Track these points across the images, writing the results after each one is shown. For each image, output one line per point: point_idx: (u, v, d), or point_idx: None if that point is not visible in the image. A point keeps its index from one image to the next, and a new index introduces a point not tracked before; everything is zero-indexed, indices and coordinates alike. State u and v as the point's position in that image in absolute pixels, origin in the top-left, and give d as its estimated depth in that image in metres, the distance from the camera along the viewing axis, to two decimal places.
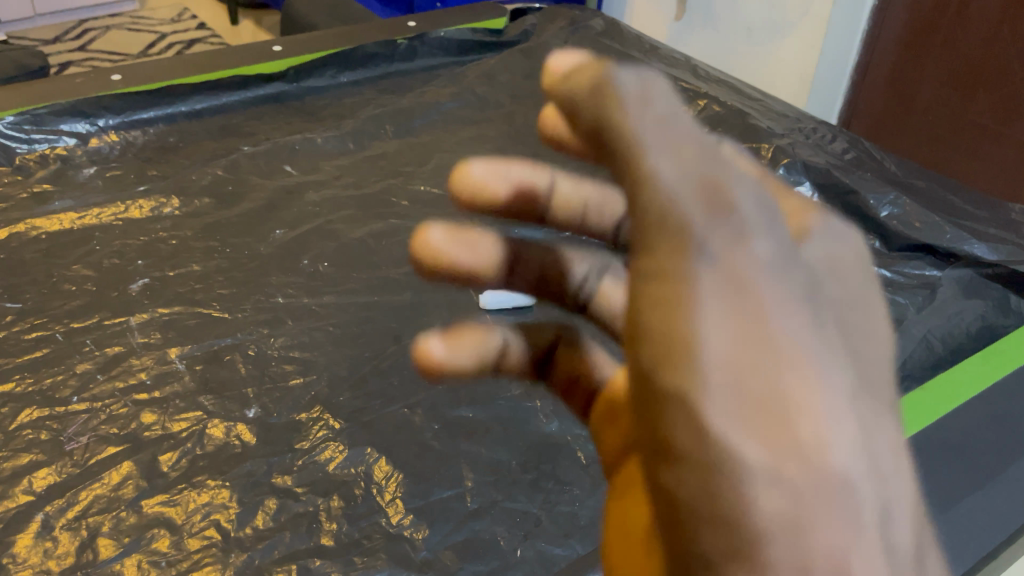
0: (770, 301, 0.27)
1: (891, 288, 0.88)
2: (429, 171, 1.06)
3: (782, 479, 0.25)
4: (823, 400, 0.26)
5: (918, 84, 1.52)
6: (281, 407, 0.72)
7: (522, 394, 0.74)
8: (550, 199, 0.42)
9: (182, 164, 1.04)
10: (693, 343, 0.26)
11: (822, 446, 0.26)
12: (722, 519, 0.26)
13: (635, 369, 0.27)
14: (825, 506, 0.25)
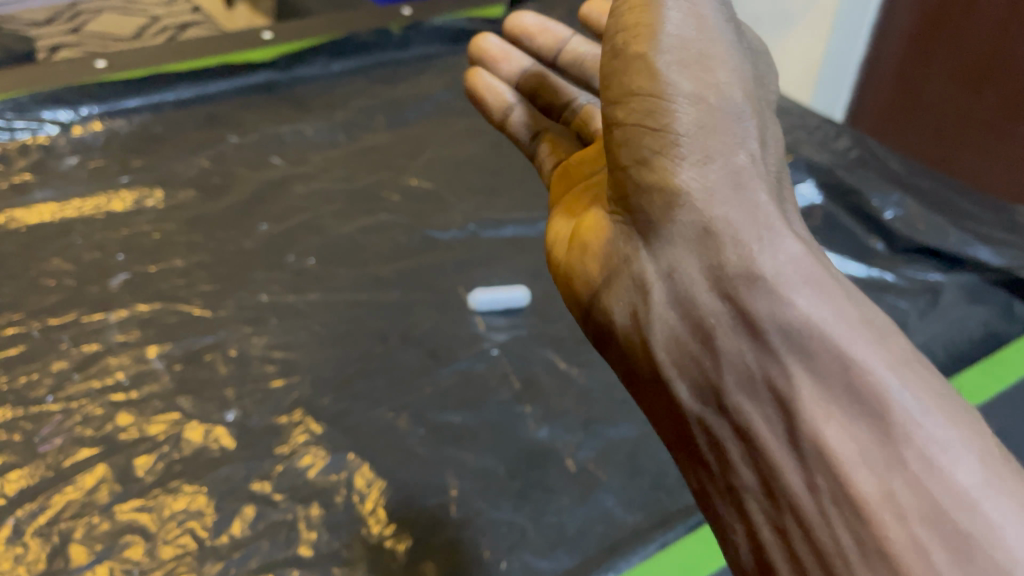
0: (713, 24, 0.47)
1: (892, 292, 0.86)
2: (421, 164, 1.04)
3: (695, 98, 0.46)
4: (729, 68, 0.47)
5: (925, 83, 1.48)
6: (262, 410, 0.70)
7: (511, 399, 0.72)
8: (562, 47, 0.81)
9: (168, 155, 1.01)
10: (658, 21, 0.46)
11: (723, 84, 0.47)
12: (659, 121, 0.46)
13: (615, 46, 0.48)
14: (719, 114, 0.47)
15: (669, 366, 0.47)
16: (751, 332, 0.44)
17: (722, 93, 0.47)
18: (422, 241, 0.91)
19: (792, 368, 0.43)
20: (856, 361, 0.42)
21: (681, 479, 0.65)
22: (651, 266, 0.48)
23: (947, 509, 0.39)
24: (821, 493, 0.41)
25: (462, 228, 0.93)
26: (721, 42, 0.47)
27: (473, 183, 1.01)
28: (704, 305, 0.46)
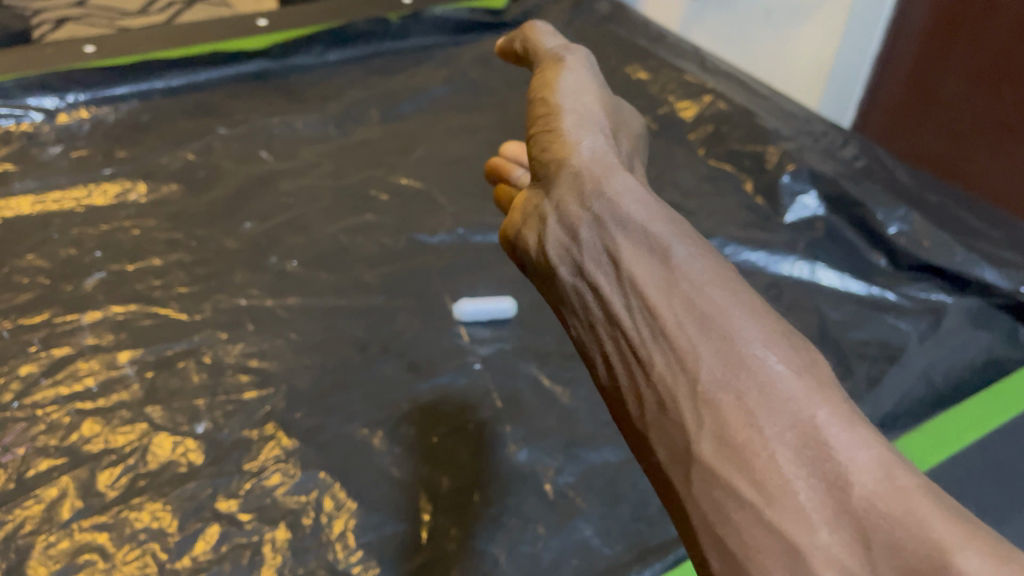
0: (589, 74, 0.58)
1: (893, 312, 0.83)
2: (413, 161, 1.01)
3: (571, 102, 0.55)
4: (600, 97, 0.57)
5: (943, 75, 1.37)
6: (233, 423, 0.67)
7: (491, 418, 0.69)
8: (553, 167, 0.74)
9: (153, 147, 0.99)
10: (556, 74, 0.57)
11: (592, 103, 0.56)
12: (550, 118, 0.54)
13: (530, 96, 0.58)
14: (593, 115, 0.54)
15: (549, 246, 0.49)
16: (586, 208, 0.47)
17: (593, 104, 0.55)
18: (409, 244, 0.88)
19: (613, 223, 0.46)
20: (662, 213, 0.45)
21: (662, 510, 0.63)
22: (542, 196, 0.52)
23: (718, 302, 0.40)
24: (632, 309, 0.43)
25: (451, 232, 0.90)
26: (600, 89, 0.57)
27: (466, 184, 0.98)
28: (565, 200, 0.49)
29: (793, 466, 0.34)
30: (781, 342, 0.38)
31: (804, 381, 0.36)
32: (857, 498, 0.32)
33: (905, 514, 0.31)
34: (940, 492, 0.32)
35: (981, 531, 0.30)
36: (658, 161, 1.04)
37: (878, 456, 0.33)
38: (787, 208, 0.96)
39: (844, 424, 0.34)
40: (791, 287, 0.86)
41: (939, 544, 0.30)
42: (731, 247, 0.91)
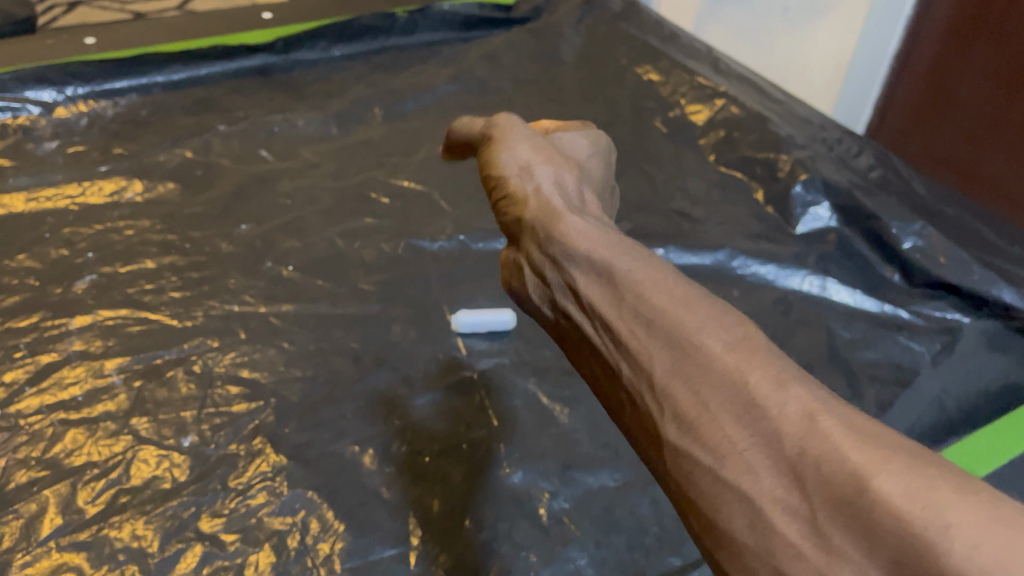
0: (518, 131, 0.55)
1: (906, 332, 0.81)
2: (416, 163, 0.98)
3: (520, 163, 0.52)
4: (552, 150, 0.54)
5: (960, 79, 1.32)
6: (220, 436, 0.65)
7: (486, 436, 0.67)
8: None
9: (151, 143, 0.97)
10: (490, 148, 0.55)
11: (530, 154, 0.53)
12: (500, 190, 0.52)
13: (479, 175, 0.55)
14: (539, 165, 0.52)
15: (530, 294, 0.47)
16: (544, 250, 0.45)
17: (545, 158, 0.52)
18: (407, 250, 0.86)
19: (566, 261, 0.43)
20: (611, 236, 0.43)
21: (659, 540, 0.61)
22: (513, 254, 0.49)
23: (658, 286, 0.38)
24: (592, 326, 0.41)
25: (452, 238, 0.88)
26: (547, 144, 0.55)
27: (470, 187, 0.96)
28: (530, 253, 0.47)
29: (730, 426, 0.31)
30: (719, 310, 0.36)
31: (738, 340, 0.34)
32: (788, 443, 0.30)
33: (834, 451, 0.28)
34: (875, 425, 0.30)
35: (911, 455, 0.28)
36: (667, 166, 1.02)
37: (807, 398, 0.30)
38: (799, 219, 0.93)
39: (775, 375, 0.32)
40: (800, 303, 0.84)
41: (867, 473, 0.27)
42: (740, 259, 0.88)
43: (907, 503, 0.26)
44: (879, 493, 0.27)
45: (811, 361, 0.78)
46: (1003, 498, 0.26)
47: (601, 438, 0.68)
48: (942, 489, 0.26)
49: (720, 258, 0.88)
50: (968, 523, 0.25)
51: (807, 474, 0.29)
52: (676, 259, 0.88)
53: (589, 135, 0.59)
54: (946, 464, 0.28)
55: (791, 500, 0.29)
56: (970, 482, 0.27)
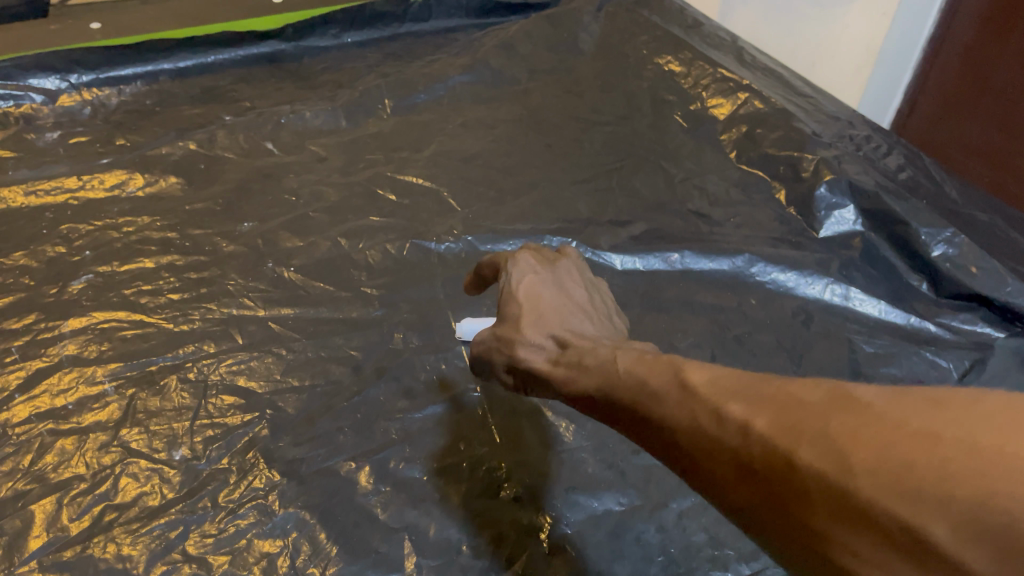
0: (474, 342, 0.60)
1: (933, 346, 0.77)
2: (426, 158, 0.95)
3: (504, 364, 0.55)
4: (511, 320, 0.56)
5: (996, 65, 1.25)
6: (213, 449, 0.63)
7: (487, 454, 0.65)
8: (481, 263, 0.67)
9: (155, 134, 0.94)
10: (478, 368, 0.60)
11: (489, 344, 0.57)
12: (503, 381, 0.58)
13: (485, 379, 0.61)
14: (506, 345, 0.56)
15: None
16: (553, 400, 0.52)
17: (512, 334, 0.55)
18: (413, 251, 0.83)
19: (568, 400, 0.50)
20: (580, 362, 0.50)
21: (663, 571, 0.59)
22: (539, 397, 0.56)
23: (624, 373, 0.45)
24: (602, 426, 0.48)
25: (459, 239, 0.84)
26: (501, 320, 0.57)
27: (480, 184, 0.93)
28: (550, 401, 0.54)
29: (705, 461, 0.37)
30: (666, 372, 0.42)
31: (687, 391, 0.40)
32: (741, 456, 0.34)
33: (769, 447, 0.33)
34: (792, 395, 0.34)
35: (819, 411, 0.32)
36: (685, 163, 0.98)
37: (740, 412, 0.35)
38: (822, 223, 0.89)
39: (718, 409, 0.37)
40: (821, 313, 0.80)
41: (793, 452, 0.32)
42: (759, 265, 0.83)
43: (819, 460, 0.30)
44: (803, 466, 0.31)
45: (830, 377, 0.74)
46: (888, 413, 0.30)
47: (607, 459, 0.66)
48: (842, 433, 0.30)
49: (738, 264, 0.84)
50: (866, 458, 0.29)
51: (759, 471, 0.33)
52: (694, 266, 0.83)
53: (514, 261, 0.61)
54: (849, 400, 0.32)
55: (761, 498, 0.33)
56: (865, 414, 0.30)
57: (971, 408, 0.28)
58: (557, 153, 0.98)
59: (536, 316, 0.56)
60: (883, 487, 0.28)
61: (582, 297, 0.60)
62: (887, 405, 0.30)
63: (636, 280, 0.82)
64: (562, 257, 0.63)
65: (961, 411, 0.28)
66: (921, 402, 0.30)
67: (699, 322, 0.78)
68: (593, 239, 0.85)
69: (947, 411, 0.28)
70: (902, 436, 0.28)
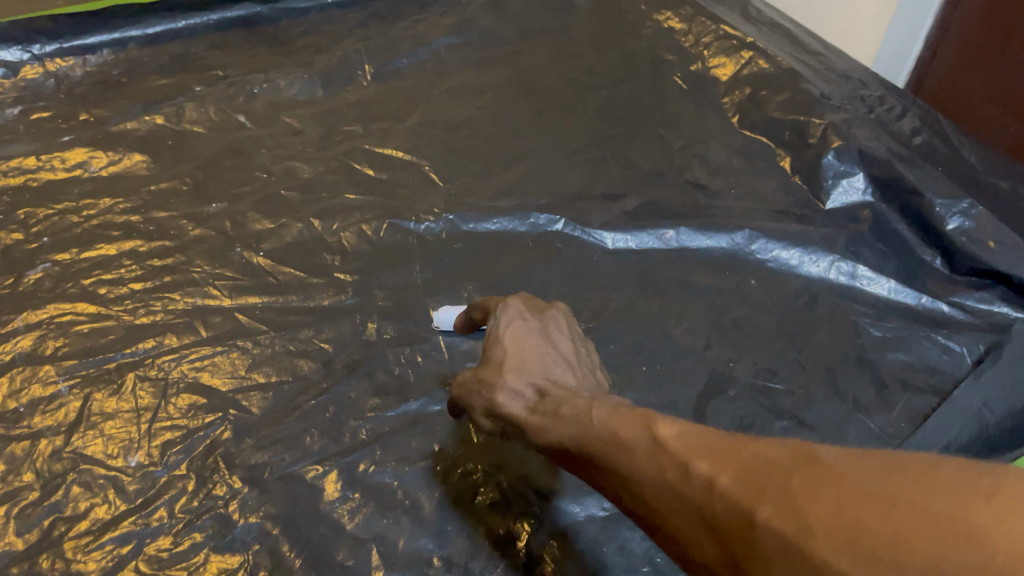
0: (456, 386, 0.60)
1: (945, 329, 0.72)
2: (407, 128, 0.89)
3: (484, 407, 0.56)
4: (494, 364, 0.57)
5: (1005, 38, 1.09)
6: (171, 455, 0.60)
7: (462, 458, 0.61)
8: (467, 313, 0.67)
9: (120, 107, 0.89)
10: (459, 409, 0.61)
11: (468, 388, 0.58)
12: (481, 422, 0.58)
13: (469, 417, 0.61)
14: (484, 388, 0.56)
15: None
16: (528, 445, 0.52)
17: (493, 378, 0.56)
18: (390, 232, 0.78)
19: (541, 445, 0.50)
20: (557, 407, 0.50)
21: None
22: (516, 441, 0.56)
23: (598, 426, 0.44)
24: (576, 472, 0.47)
25: (439, 217, 0.79)
26: (484, 364, 0.58)
27: (465, 156, 0.87)
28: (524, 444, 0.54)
29: (674, 515, 0.36)
30: (638, 422, 0.42)
31: (655, 442, 0.39)
32: (707, 514, 0.33)
33: (731, 504, 0.32)
34: (758, 452, 0.33)
35: (782, 470, 0.31)
36: (684, 129, 0.92)
37: (704, 468, 0.35)
38: (829, 193, 0.83)
39: (686, 465, 0.36)
40: (826, 294, 0.75)
41: (754, 511, 0.31)
42: (760, 242, 0.78)
43: (778, 520, 0.29)
44: (764, 526, 0.30)
45: (834, 364, 0.69)
46: (848, 473, 0.29)
47: None
48: (801, 494, 0.29)
49: (738, 241, 0.78)
50: (824, 518, 0.28)
51: (725, 530, 0.32)
52: (690, 243, 0.78)
53: (504, 308, 0.62)
54: (812, 460, 0.31)
55: (729, 559, 0.32)
56: (825, 472, 0.29)
57: (927, 474, 0.27)
58: (548, 120, 0.92)
59: (519, 362, 0.56)
60: (840, 548, 0.27)
61: (570, 349, 0.60)
62: (848, 466, 0.29)
63: (628, 261, 0.77)
64: (557, 310, 0.64)
65: (918, 476, 0.27)
66: (879, 464, 0.29)
67: (695, 304, 0.73)
68: (583, 215, 0.80)
69: (904, 476, 0.27)
70: (861, 497, 0.27)
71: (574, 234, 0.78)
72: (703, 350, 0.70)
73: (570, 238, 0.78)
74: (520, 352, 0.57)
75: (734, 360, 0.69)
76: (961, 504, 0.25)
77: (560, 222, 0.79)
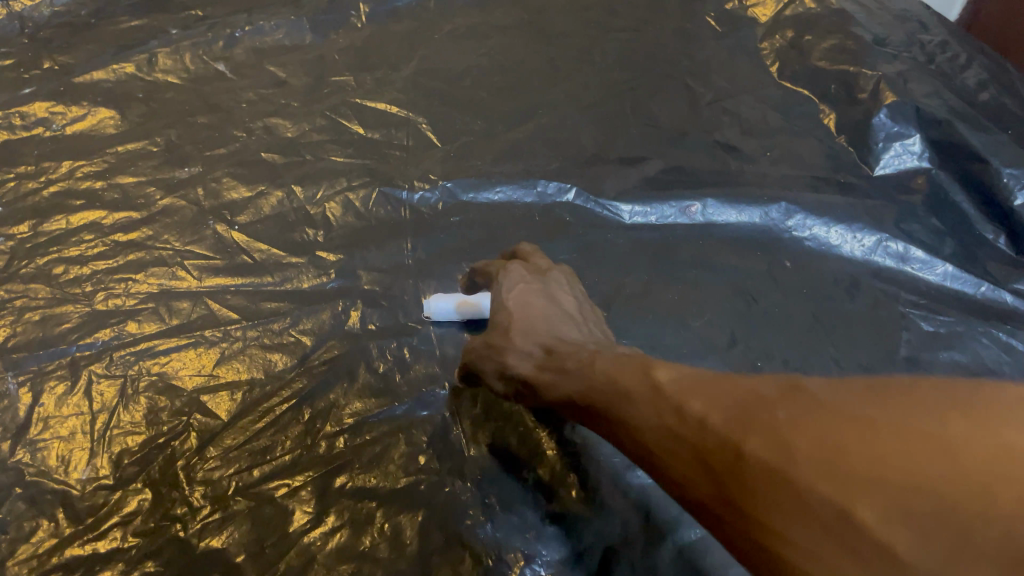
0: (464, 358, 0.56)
1: (1008, 322, 0.64)
2: (405, 78, 0.80)
3: (495, 371, 0.53)
4: (501, 329, 0.54)
5: None
6: (127, 466, 0.54)
7: (450, 475, 0.54)
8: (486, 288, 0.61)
9: (87, 53, 0.80)
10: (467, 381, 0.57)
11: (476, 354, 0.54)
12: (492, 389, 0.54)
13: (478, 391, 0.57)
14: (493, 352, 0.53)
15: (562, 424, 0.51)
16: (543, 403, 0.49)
17: (501, 342, 0.53)
18: (380, 202, 0.69)
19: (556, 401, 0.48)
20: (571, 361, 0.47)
21: None
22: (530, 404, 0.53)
23: (605, 374, 0.43)
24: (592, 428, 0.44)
25: (435, 185, 0.71)
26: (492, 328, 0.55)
27: (467, 112, 0.78)
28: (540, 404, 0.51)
29: (674, 459, 0.34)
30: (638, 368, 0.41)
31: (656, 389, 0.38)
32: (702, 452, 0.33)
33: (720, 438, 0.32)
34: (751, 390, 0.33)
35: (773, 402, 0.31)
36: (715, 78, 0.80)
37: (699, 408, 0.34)
38: (878, 158, 0.73)
39: (682, 405, 0.35)
40: (870, 280, 0.66)
41: (741, 444, 0.30)
42: (797, 217, 0.69)
43: (767, 451, 0.29)
44: (755, 458, 0.29)
45: (875, 364, 0.61)
46: (831, 399, 0.29)
47: (596, 478, 0.54)
48: (788, 425, 0.29)
49: (772, 216, 0.69)
50: (807, 444, 0.28)
51: (719, 465, 0.31)
52: (717, 218, 0.69)
53: (504, 273, 0.59)
54: (800, 392, 0.30)
55: (719, 494, 0.31)
56: (813, 404, 0.29)
57: (911, 397, 0.27)
58: (562, 68, 0.82)
59: (524, 321, 0.53)
60: (823, 473, 0.26)
61: (581, 309, 0.57)
62: (830, 394, 0.29)
63: (646, 238, 0.68)
64: (566, 275, 0.60)
65: (903, 401, 0.27)
66: (867, 392, 0.28)
67: (720, 292, 0.65)
68: (597, 184, 0.71)
69: (885, 398, 0.27)
70: (841, 422, 0.27)
71: (587, 207, 0.70)
72: (727, 348, 0.62)
73: (581, 211, 0.70)
74: (526, 311, 0.54)
75: (762, 359, 0.62)
76: (932, 420, 0.25)
77: (572, 191, 0.70)
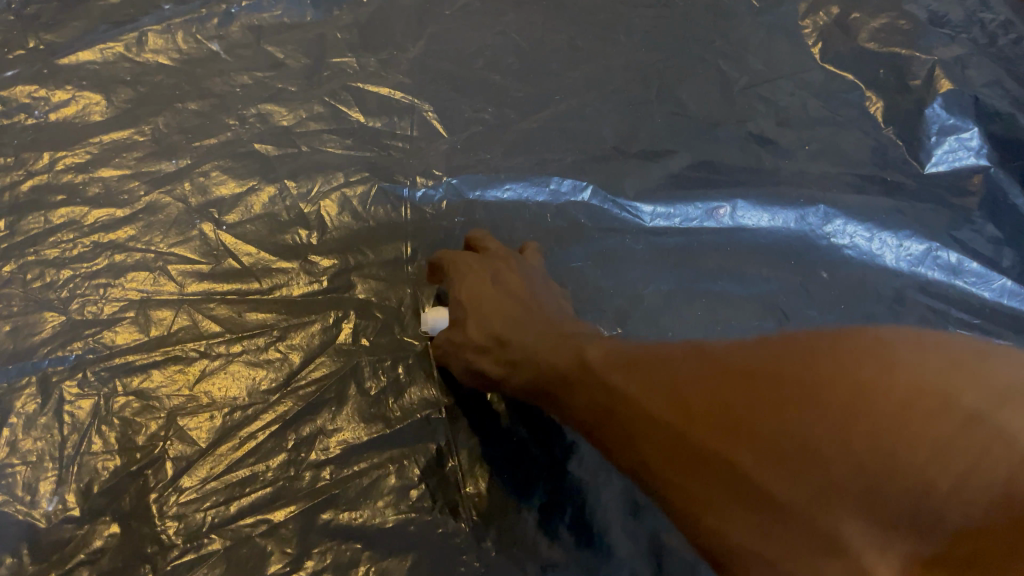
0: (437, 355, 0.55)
1: None
2: (412, 61, 0.70)
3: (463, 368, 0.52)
4: (460, 324, 0.52)
5: None
6: (96, 497, 0.50)
7: (444, 513, 0.52)
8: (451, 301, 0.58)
9: (75, 30, 0.69)
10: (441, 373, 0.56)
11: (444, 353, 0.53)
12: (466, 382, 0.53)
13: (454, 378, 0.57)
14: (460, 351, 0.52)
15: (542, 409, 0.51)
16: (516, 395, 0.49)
17: (464, 339, 0.52)
18: (380, 199, 0.64)
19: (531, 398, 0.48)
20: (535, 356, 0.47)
21: None
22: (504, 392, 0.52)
23: (558, 361, 0.45)
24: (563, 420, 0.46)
25: (440, 181, 0.65)
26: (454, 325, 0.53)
27: (477, 93, 0.70)
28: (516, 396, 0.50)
29: (599, 424, 0.40)
30: (573, 350, 0.45)
31: (581, 360, 0.43)
32: (617, 415, 0.39)
33: (631, 398, 0.38)
34: (659, 358, 0.39)
35: (677, 365, 0.37)
36: (751, 60, 0.71)
37: (614, 375, 0.40)
38: (930, 154, 0.66)
39: (601, 374, 0.41)
40: (919, 295, 0.62)
41: (649, 406, 0.37)
42: (833, 221, 0.64)
43: (667, 411, 0.35)
44: (661, 417, 0.35)
45: None
46: (723, 362, 0.35)
47: (604, 520, 0.52)
48: (686, 384, 0.35)
49: (806, 220, 0.64)
50: (701, 404, 0.34)
51: (633, 428, 0.37)
52: (747, 221, 0.64)
53: (456, 262, 0.56)
54: (702, 356, 0.37)
55: (638, 453, 0.37)
56: (709, 365, 0.35)
57: (788, 352, 0.33)
58: (584, 38, 0.72)
59: (479, 308, 0.52)
60: (717, 431, 0.33)
61: (538, 284, 0.55)
62: (724, 355, 0.35)
63: (666, 245, 0.64)
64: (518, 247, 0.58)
65: (777, 355, 0.33)
66: (748, 350, 0.35)
67: (749, 309, 0.61)
68: (618, 183, 0.66)
69: (766, 354, 0.34)
70: (730, 379, 0.33)
71: (604, 208, 0.65)
72: None
73: (598, 213, 0.64)
74: (480, 296, 0.53)
75: None
76: (802, 370, 0.31)
77: (588, 190, 0.65)
